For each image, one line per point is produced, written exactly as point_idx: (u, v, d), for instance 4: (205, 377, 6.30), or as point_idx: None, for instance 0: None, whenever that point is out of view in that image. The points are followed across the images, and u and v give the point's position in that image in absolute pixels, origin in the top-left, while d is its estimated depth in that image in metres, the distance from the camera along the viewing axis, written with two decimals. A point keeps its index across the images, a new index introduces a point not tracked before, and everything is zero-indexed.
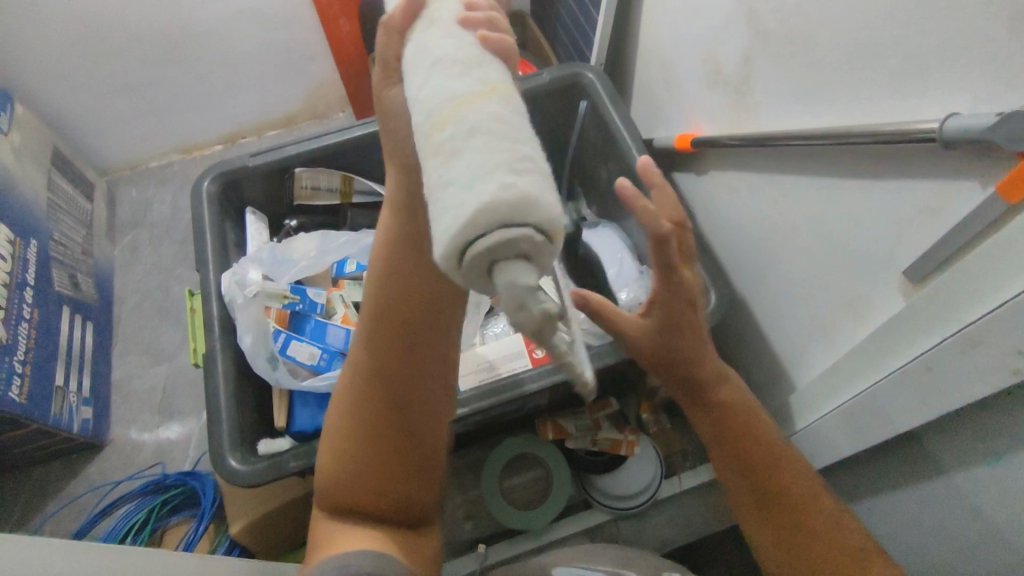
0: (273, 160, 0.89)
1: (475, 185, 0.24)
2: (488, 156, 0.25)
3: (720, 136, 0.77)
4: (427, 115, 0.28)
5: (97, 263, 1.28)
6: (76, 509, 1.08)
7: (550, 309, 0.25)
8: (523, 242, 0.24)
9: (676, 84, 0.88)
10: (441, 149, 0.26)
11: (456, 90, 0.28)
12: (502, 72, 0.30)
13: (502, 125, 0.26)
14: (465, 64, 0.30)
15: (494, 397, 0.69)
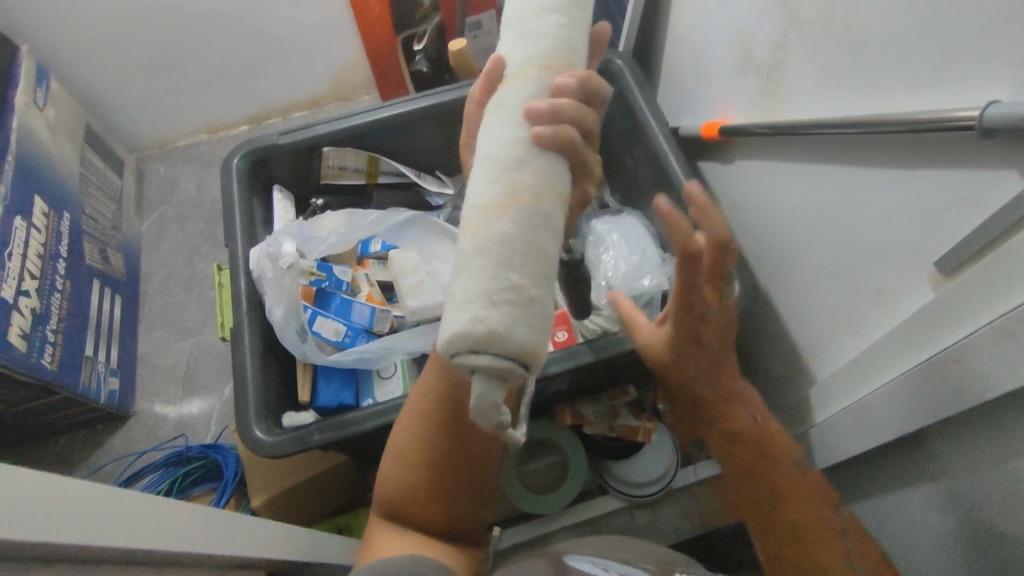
0: (301, 139, 0.90)
1: (465, 304, 0.35)
2: (483, 282, 0.35)
3: (749, 124, 0.76)
4: (466, 212, 0.40)
5: (126, 238, 1.30)
6: (102, 477, 1.11)
7: (503, 421, 0.36)
8: (505, 370, 0.34)
9: (705, 72, 0.88)
10: (463, 250, 0.38)
11: (486, 201, 0.39)
12: (534, 181, 0.39)
13: (504, 250, 0.36)
14: (505, 172, 0.40)
15: None
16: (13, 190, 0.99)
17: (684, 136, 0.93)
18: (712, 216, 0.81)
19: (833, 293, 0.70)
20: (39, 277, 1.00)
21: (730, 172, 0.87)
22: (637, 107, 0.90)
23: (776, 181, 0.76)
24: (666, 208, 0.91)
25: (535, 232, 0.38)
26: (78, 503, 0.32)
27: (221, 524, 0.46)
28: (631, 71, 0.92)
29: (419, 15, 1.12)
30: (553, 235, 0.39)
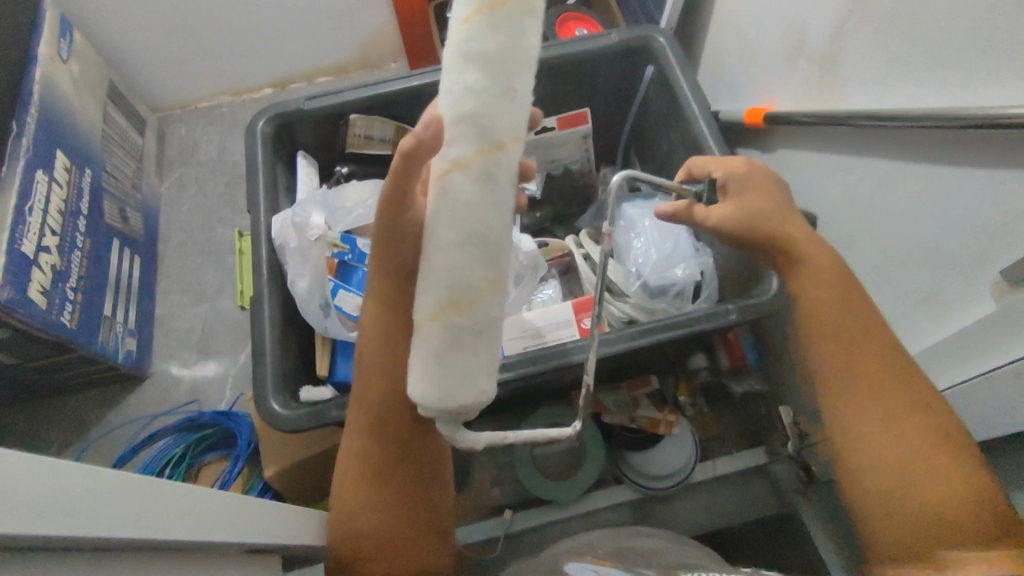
0: (327, 105, 0.87)
1: (438, 392, 0.38)
2: (454, 373, 0.38)
3: (796, 111, 0.72)
4: (425, 296, 0.38)
5: (146, 198, 1.29)
6: (116, 437, 1.11)
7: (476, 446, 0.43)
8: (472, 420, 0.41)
9: (751, 54, 0.83)
10: (430, 336, 0.38)
11: (444, 291, 0.38)
12: (483, 270, 0.38)
13: (464, 344, 0.38)
14: (457, 264, 0.37)
15: (540, 364, 0.68)
16: (36, 143, 0.98)
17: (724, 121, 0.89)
18: None
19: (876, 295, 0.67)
20: (60, 234, 0.99)
21: (770, 162, 0.83)
22: (676, 88, 0.86)
23: (821, 174, 0.72)
24: None
25: (484, 318, 0.39)
26: (80, 497, 0.29)
27: (225, 507, 0.43)
28: (672, 49, 0.88)
29: None
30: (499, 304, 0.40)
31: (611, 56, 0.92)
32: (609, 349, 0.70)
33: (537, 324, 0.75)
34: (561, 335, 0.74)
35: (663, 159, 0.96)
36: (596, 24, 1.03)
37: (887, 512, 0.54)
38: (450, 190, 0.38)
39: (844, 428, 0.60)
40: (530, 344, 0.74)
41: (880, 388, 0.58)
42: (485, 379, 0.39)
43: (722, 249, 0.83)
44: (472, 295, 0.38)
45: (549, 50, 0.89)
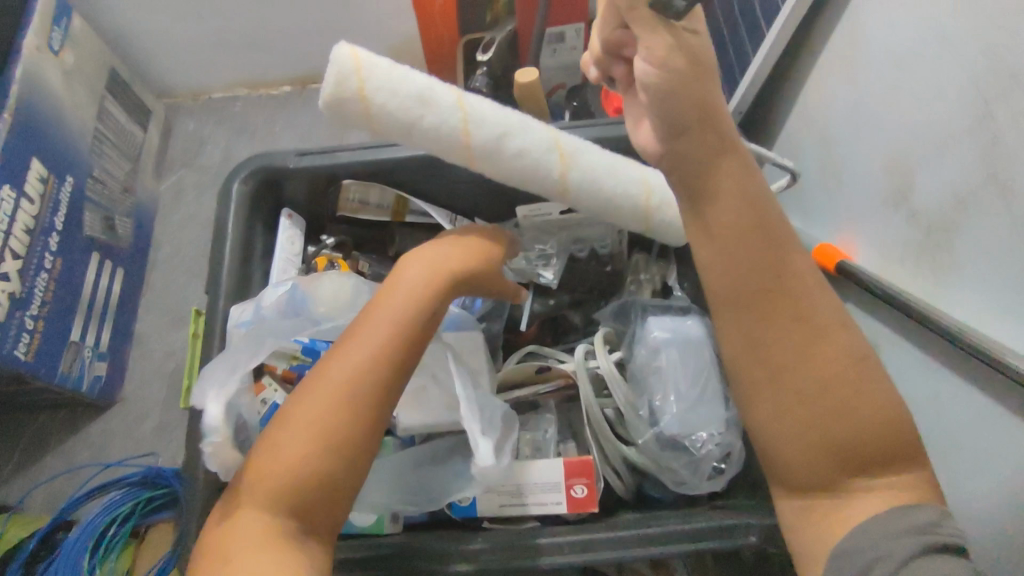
0: (321, 165, 0.75)
1: (411, 89, 0.54)
2: (403, 95, 0.53)
3: (875, 278, 0.58)
4: (413, 91, 0.54)
5: (138, 201, 1.19)
6: (73, 467, 1.06)
7: (340, 78, 0.51)
8: (404, 95, 0.54)
9: (835, 175, 0.67)
10: (385, 83, 0.53)
11: (411, 86, 0.54)
12: (362, 87, 0.52)
13: (422, 97, 0.54)
14: (422, 99, 0.54)
15: (504, 559, 0.60)
16: (7, 155, 0.89)
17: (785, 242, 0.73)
18: None
19: None
20: (25, 256, 0.91)
21: None
22: None
23: None
24: None
25: (413, 107, 0.54)
26: None
27: None
28: None
29: (490, 18, 0.91)
30: (410, 120, 0.55)
31: None
32: (581, 557, 0.60)
33: (521, 480, 0.64)
34: (547, 497, 0.63)
35: None
36: None
37: (847, 462, 0.52)
38: (382, 87, 0.52)
39: (836, 438, 0.52)
40: (508, 501, 0.64)
41: (812, 362, 0.52)
42: (420, 102, 0.54)
43: None
44: (419, 86, 0.54)
45: (590, 131, 0.74)
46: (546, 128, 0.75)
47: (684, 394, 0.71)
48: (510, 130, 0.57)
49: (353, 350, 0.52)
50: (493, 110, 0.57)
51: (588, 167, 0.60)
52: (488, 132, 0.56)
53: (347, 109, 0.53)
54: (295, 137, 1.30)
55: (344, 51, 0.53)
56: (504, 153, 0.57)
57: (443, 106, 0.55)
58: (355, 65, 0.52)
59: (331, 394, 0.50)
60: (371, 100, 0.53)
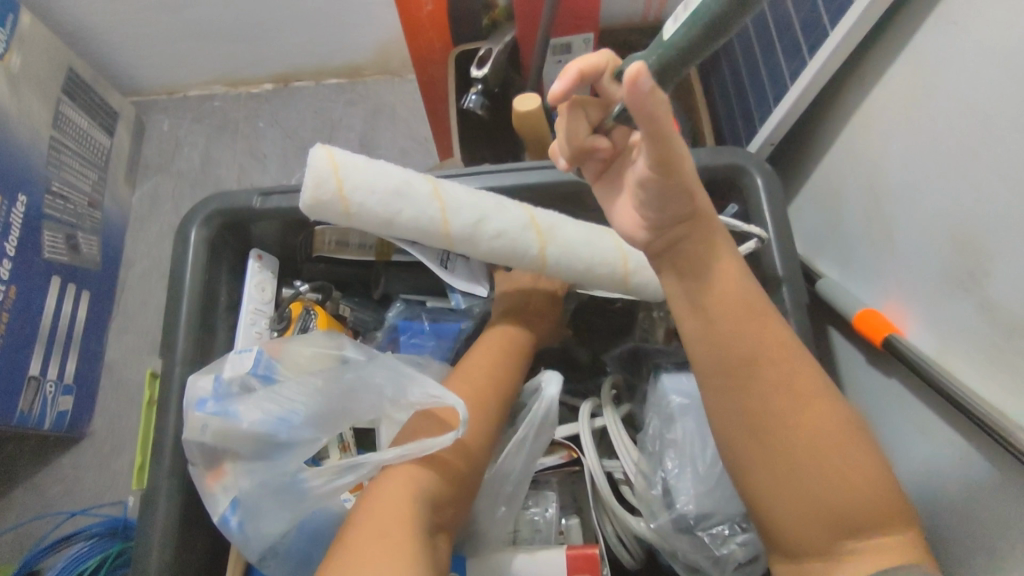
0: (288, 206, 0.66)
1: (387, 183, 0.54)
2: (379, 189, 0.54)
3: (936, 367, 0.49)
4: (389, 186, 0.54)
5: (107, 214, 1.10)
6: (42, 505, 1.00)
7: (315, 182, 0.52)
8: (379, 189, 0.54)
9: (884, 232, 0.58)
10: (360, 181, 0.53)
11: (387, 181, 0.54)
12: (336, 188, 0.53)
13: (398, 191, 0.54)
14: (396, 192, 0.54)
15: None
16: None
17: (821, 297, 0.65)
18: None
19: None
20: None
21: (876, 388, 0.59)
22: (765, 257, 0.61)
23: (956, 466, 0.49)
24: None
25: (390, 202, 0.54)
26: None
27: None
28: (771, 193, 0.62)
29: (487, 24, 0.80)
30: (389, 213, 0.54)
31: None
32: None
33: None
34: None
35: None
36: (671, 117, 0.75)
37: (834, 526, 0.46)
38: (357, 186, 0.53)
39: (806, 498, 0.47)
40: None
41: (786, 429, 0.48)
42: (397, 194, 0.54)
43: None
44: (403, 180, 0.55)
45: None
46: (548, 165, 0.65)
47: (703, 473, 0.62)
48: (485, 214, 0.56)
49: (477, 376, 0.60)
50: (470, 196, 0.57)
51: (565, 243, 0.57)
52: (464, 218, 0.55)
53: (327, 211, 0.53)
54: (278, 140, 1.20)
55: (320, 154, 0.53)
56: (481, 237, 0.56)
57: (418, 193, 0.55)
58: (331, 163, 0.53)
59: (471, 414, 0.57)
60: (349, 199, 0.53)
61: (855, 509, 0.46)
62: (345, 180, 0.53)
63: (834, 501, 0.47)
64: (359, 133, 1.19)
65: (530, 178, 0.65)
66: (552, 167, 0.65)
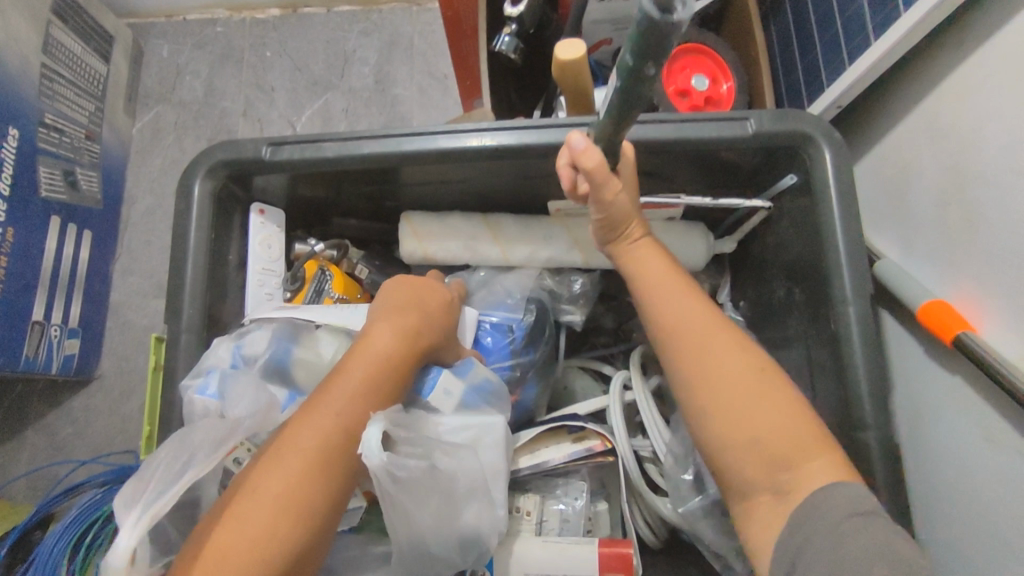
0: (300, 158, 0.60)
1: (457, 233, 0.68)
2: (451, 240, 0.68)
3: (1013, 374, 0.45)
4: (458, 237, 0.68)
5: (107, 148, 1.04)
6: (55, 448, 0.99)
7: (404, 244, 0.69)
8: (450, 238, 0.68)
9: (965, 217, 0.52)
10: (435, 236, 0.68)
11: (457, 232, 0.68)
12: (419, 246, 0.68)
13: (465, 238, 0.68)
14: (464, 240, 0.68)
15: None
16: None
17: (880, 282, 0.59)
18: (885, 474, 0.52)
19: None
20: None
21: (936, 384, 0.55)
22: (826, 239, 0.55)
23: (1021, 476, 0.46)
24: (812, 392, 0.60)
25: (462, 249, 0.68)
26: None
27: None
28: (839, 164, 0.55)
29: None
30: (463, 255, 0.69)
31: (738, 152, 0.59)
32: None
33: (546, 569, 0.57)
34: None
35: (769, 296, 0.68)
36: (727, 68, 0.68)
37: (764, 463, 0.44)
38: (433, 244, 0.68)
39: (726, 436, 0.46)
40: None
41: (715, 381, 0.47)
42: (464, 240, 0.68)
43: None
44: (475, 222, 0.69)
45: (647, 130, 0.57)
46: (591, 123, 0.58)
47: None
48: (535, 241, 0.68)
49: (307, 438, 0.45)
50: (521, 229, 0.68)
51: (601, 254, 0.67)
52: (518, 248, 0.68)
53: (417, 263, 0.70)
54: (285, 73, 1.11)
55: (404, 221, 0.69)
56: (534, 259, 0.68)
57: (476, 241, 0.68)
58: (410, 228, 0.68)
59: (280, 492, 0.43)
60: (430, 253, 0.69)
61: (782, 437, 0.44)
62: (424, 237, 0.68)
63: (763, 435, 0.44)
64: (374, 68, 1.10)
65: (567, 136, 0.58)
66: (594, 124, 0.58)
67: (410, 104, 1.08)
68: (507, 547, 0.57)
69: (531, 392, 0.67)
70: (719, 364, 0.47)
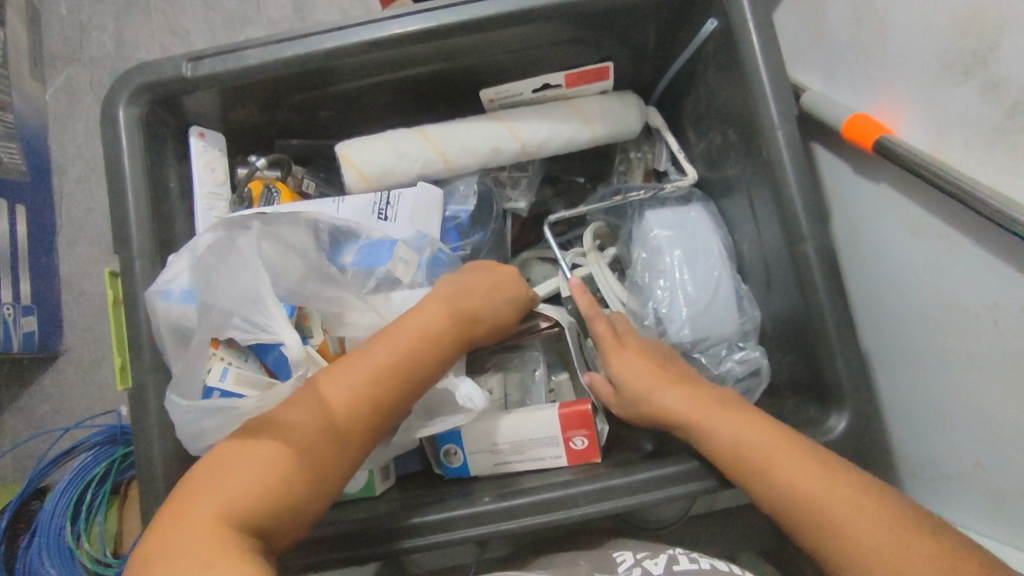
0: (221, 70, 0.59)
1: (390, 151, 0.67)
2: (387, 158, 0.67)
3: (929, 161, 0.48)
4: (393, 155, 0.67)
5: (22, 116, 0.98)
6: (36, 425, 0.98)
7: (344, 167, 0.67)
8: (386, 158, 0.67)
9: (876, 29, 0.54)
10: (370, 158, 0.67)
11: (391, 149, 0.67)
12: (356, 167, 0.67)
13: (400, 152, 0.67)
14: (399, 153, 0.67)
15: (523, 519, 0.54)
16: None
17: (807, 112, 0.62)
18: (827, 283, 0.56)
19: (985, 436, 0.50)
20: None
21: (867, 197, 0.59)
22: (751, 73, 0.57)
23: (946, 258, 0.50)
24: (758, 230, 0.63)
25: (402, 162, 0.68)
26: None
27: None
28: None
29: None
30: (404, 170, 0.68)
31: (656, 2, 0.59)
32: (606, 505, 0.54)
33: (514, 435, 0.61)
34: (542, 452, 0.60)
35: (710, 149, 0.70)
36: None
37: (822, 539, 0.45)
38: (372, 166, 0.67)
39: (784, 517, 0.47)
40: (503, 457, 0.61)
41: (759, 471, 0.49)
42: (399, 153, 0.67)
43: (775, 310, 0.63)
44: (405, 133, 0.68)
45: None
46: None
47: (695, 297, 0.65)
48: (472, 142, 0.68)
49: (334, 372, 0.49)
50: (454, 131, 0.68)
51: (538, 140, 0.68)
52: (458, 151, 0.68)
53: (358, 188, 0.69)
54: (198, 13, 1.06)
55: (339, 152, 0.67)
56: (474, 159, 0.69)
57: (412, 152, 0.67)
58: (345, 155, 0.67)
59: (297, 414, 0.47)
60: (370, 176, 0.68)
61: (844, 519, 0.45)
62: (360, 160, 0.67)
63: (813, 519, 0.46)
64: None
65: (488, 9, 0.57)
66: None
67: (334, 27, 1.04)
68: (474, 422, 0.61)
69: None
70: (750, 463, 0.50)
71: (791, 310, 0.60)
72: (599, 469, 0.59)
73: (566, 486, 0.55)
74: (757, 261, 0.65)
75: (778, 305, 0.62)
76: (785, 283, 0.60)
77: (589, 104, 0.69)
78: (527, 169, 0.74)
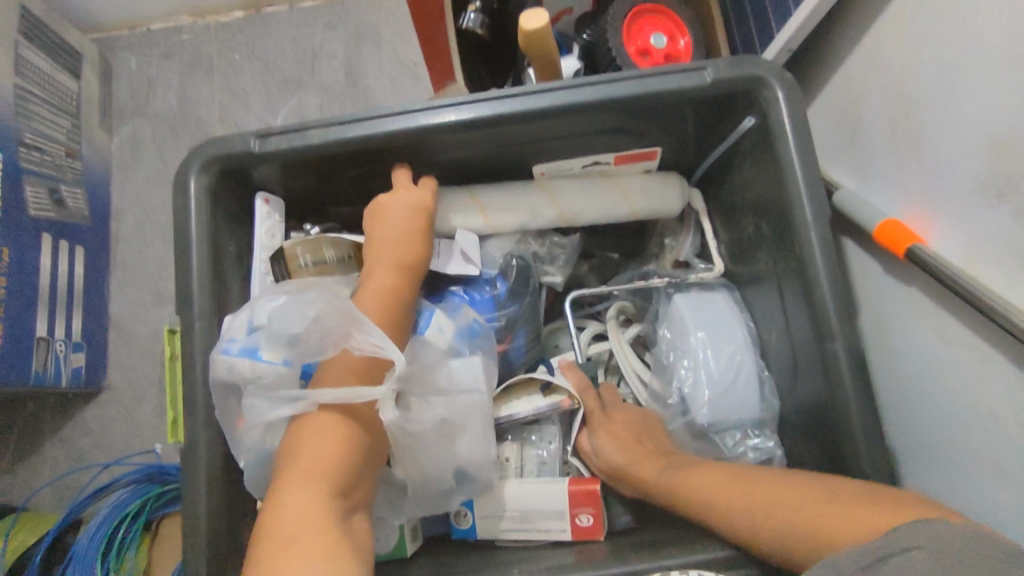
0: (288, 148, 0.63)
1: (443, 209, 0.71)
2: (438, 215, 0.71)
3: (960, 272, 0.50)
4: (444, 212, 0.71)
5: (88, 163, 1.05)
6: (74, 457, 1.02)
7: None
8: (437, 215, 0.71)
9: (910, 139, 0.56)
10: None
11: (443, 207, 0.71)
12: None
13: (450, 211, 0.71)
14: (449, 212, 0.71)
15: None
16: None
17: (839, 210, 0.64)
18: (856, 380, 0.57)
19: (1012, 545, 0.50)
20: None
21: (896, 295, 0.60)
22: (787, 172, 0.60)
23: (975, 366, 0.51)
24: (787, 318, 0.65)
25: (450, 220, 0.71)
26: None
27: None
28: (791, 102, 0.59)
29: None
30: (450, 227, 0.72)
31: (700, 100, 0.62)
32: None
33: (522, 506, 0.63)
34: (548, 527, 0.62)
35: (741, 234, 0.72)
36: (684, 31, 0.71)
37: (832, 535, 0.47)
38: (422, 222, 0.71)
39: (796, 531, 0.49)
40: (510, 526, 0.63)
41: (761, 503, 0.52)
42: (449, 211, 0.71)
43: (803, 398, 0.64)
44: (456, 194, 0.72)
45: (611, 89, 0.61)
46: (561, 86, 0.61)
47: (720, 381, 0.66)
48: (517, 207, 0.72)
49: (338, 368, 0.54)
50: (502, 196, 0.72)
51: (581, 212, 0.73)
52: (503, 215, 0.72)
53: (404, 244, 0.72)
54: (257, 74, 1.13)
55: None
56: (517, 223, 0.73)
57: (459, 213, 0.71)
58: None
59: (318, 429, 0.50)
60: None
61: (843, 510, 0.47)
62: None
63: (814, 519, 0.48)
64: (344, 62, 1.12)
65: (541, 101, 0.61)
66: (563, 88, 0.61)
67: (384, 93, 1.10)
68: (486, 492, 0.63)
69: (523, 338, 0.73)
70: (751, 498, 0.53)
71: (819, 401, 0.61)
72: (606, 550, 0.60)
73: (592, 568, 0.56)
74: (786, 349, 0.67)
75: (806, 394, 0.63)
76: (812, 375, 0.61)
77: (631, 183, 0.73)
78: (564, 245, 0.77)
